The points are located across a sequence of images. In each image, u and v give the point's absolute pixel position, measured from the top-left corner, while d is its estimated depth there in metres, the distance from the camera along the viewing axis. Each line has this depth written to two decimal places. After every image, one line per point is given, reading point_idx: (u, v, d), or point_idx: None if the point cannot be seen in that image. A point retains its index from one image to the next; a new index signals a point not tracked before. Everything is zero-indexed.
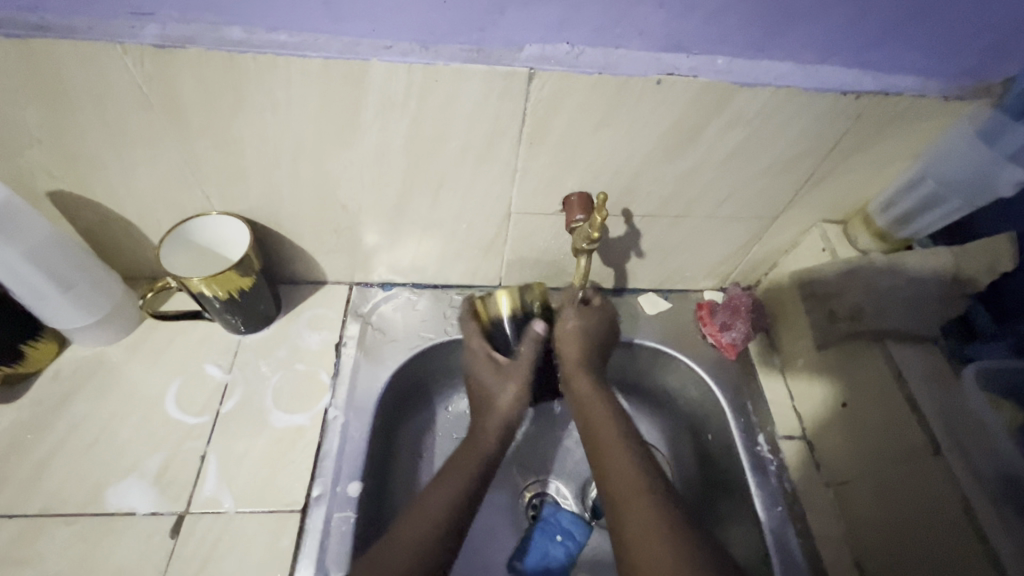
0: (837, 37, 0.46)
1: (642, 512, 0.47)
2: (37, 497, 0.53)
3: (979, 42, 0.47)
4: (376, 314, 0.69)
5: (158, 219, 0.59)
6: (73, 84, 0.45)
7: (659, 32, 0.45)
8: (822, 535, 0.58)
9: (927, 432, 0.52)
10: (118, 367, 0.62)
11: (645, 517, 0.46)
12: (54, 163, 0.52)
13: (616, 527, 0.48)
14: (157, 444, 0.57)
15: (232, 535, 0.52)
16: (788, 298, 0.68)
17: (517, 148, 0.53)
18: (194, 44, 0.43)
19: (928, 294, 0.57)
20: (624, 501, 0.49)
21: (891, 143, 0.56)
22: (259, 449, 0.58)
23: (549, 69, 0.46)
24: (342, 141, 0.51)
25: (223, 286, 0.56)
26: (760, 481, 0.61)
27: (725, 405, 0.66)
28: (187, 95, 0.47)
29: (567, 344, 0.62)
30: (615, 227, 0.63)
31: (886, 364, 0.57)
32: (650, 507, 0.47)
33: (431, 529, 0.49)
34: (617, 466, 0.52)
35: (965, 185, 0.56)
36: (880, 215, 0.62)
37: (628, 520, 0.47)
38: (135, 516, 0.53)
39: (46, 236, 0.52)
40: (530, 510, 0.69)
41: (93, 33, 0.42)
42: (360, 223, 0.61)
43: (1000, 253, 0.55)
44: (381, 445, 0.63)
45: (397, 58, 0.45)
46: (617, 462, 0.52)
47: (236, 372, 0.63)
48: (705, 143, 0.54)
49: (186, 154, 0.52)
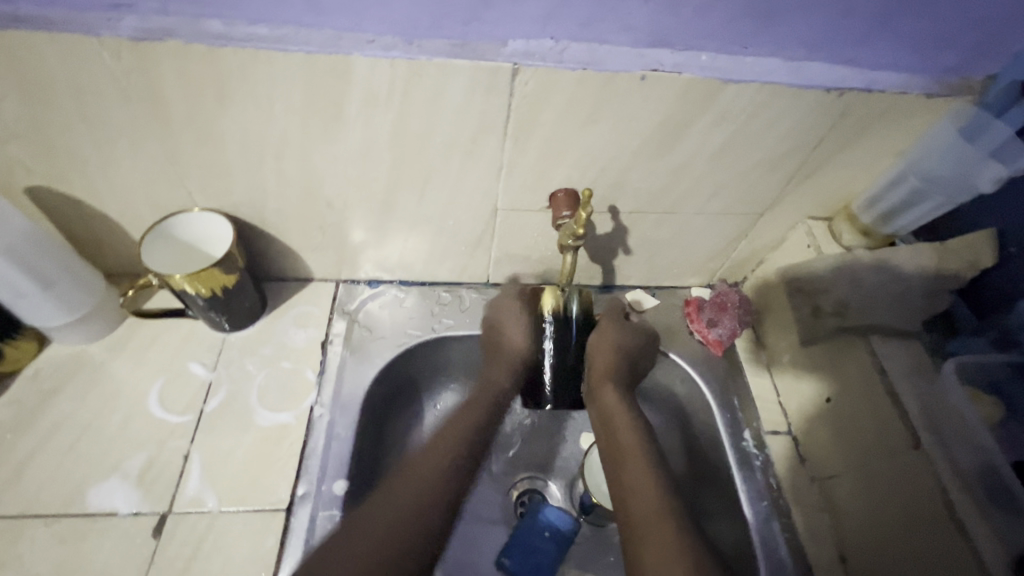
0: (821, 34, 0.47)
1: (655, 533, 0.47)
2: (16, 498, 0.52)
3: (961, 40, 0.48)
4: (363, 311, 0.69)
5: (140, 215, 0.58)
6: (50, 77, 0.44)
7: (644, 28, 0.45)
8: (808, 529, 0.58)
9: (908, 426, 0.53)
10: (100, 366, 0.61)
11: (662, 541, 0.46)
12: (32, 158, 0.51)
13: (632, 544, 0.47)
14: (140, 443, 0.56)
15: (216, 534, 0.52)
16: (773, 294, 0.69)
17: (502, 144, 0.53)
18: (173, 36, 0.42)
19: (911, 290, 0.58)
20: (644, 521, 0.48)
21: (876, 139, 0.56)
22: (243, 448, 0.57)
23: (534, 64, 0.46)
24: (326, 136, 0.51)
25: (206, 283, 0.56)
26: (746, 475, 0.62)
27: (712, 400, 0.67)
28: (168, 88, 0.46)
29: (601, 357, 0.62)
30: (602, 223, 0.63)
31: (870, 359, 0.57)
32: (667, 530, 0.47)
33: (416, 507, 0.49)
34: (637, 484, 0.51)
35: (948, 181, 0.57)
36: (863, 212, 0.63)
37: (646, 544, 0.46)
38: (117, 516, 0.52)
39: (24, 233, 0.51)
40: (518, 507, 0.69)
41: (69, 25, 0.41)
42: (346, 220, 0.61)
43: (981, 249, 0.56)
44: (368, 443, 0.63)
45: (380, 52, 0.44)
46: (635, 482, 0.51)
47: (221, 370, 0.62)
48: (691, 140, 0.54)
49: (167, 149, 0.51)
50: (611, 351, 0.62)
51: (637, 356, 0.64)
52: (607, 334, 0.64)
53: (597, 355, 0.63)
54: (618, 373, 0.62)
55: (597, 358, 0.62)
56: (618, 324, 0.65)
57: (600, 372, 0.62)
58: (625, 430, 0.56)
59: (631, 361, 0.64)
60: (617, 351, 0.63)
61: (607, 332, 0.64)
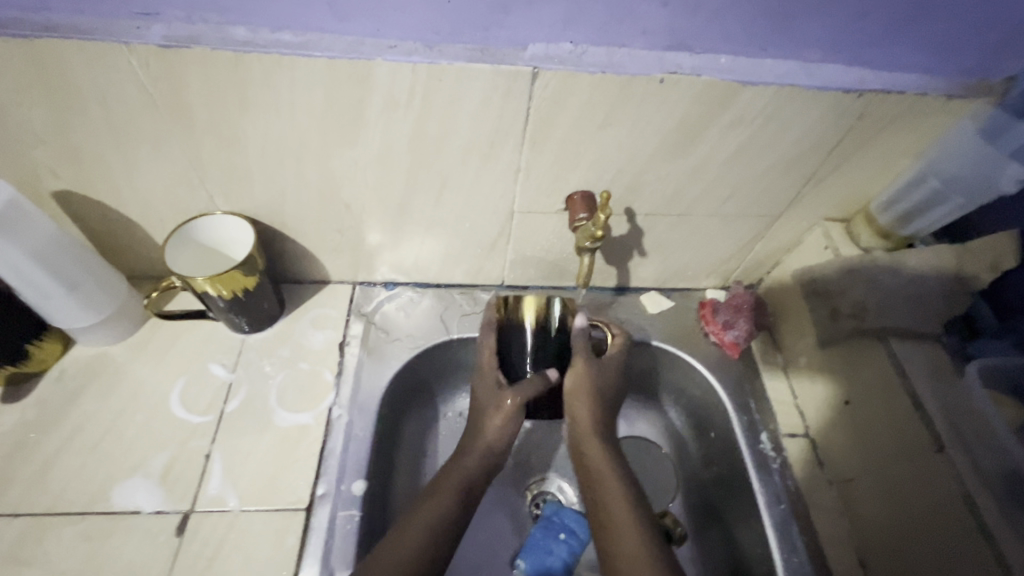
0: (839, 35, 0.47)
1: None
2: (44, 496, 0.53)
3: (984, 40, 0.48)
4: (379, 313, 0.70)
5: (162, 218, 0.59)
6: (80, 87, 0.45)
7: (660, 31, 0.45)
8: (826, 533, 0.58)
9: (931, 430, 0.52)
10: (123, 367, 0.62)
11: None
12: (58, 162, 0.52)
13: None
14: (162, 444, 0.57)
15: (236, 534, 0.52)
16: (791, 297, 0.68)
17: (520, 148, 0.53)
18: (198, 43, 0.43)
19: (931, 293, 0.58)
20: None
21: (892, 141, 0.56)
22: (263, 448, 0.58)
23: (553, 68, 0.46)
24: (346, 140, 0.51)
25: (227, 285, 0.57)
26: (764, 478, 0.61)
27: (728, 403, 0.66)
28: (192, 95, 0.47)
29: (578, 412, 0.58)
30: (618, 226, 0.64)
31: (889, 360, 0.57)
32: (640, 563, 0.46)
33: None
34: (614, 520, 0.50)
35: (966, 182, 0.57)
36: (881, 214, 0.62)
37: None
38: (140, 515, 0.53)
39: (51, 236, 0.52)
40: (533, 509, 0.69)
41: (99, 32, 0.42)
42: (364, 223, 0.61)
43: (1003, 251, 0.55)
44: (386, 445, 0.63)
45: (402, 57, 0.45)
46: (626, 545, 0.48)
47: (240, 371, 0.63)
48: (708, 142, 0.54)
49: (190, 155, 0.52)
50: (588, 374, 0.59)
51: (610, 383, 0.61)
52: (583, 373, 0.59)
53: (577, 403, 0.59)
54: (598, 418, 0.58)
55: (579, 406, 0.58)
56: (589, 360, 0.60)
57: (581, 408, 0.58)
58: (611, 483, 0.53)
59: (604, 399, 0.60)
60: (591, 392, 0.58)
61: (582, 360, 0.60)
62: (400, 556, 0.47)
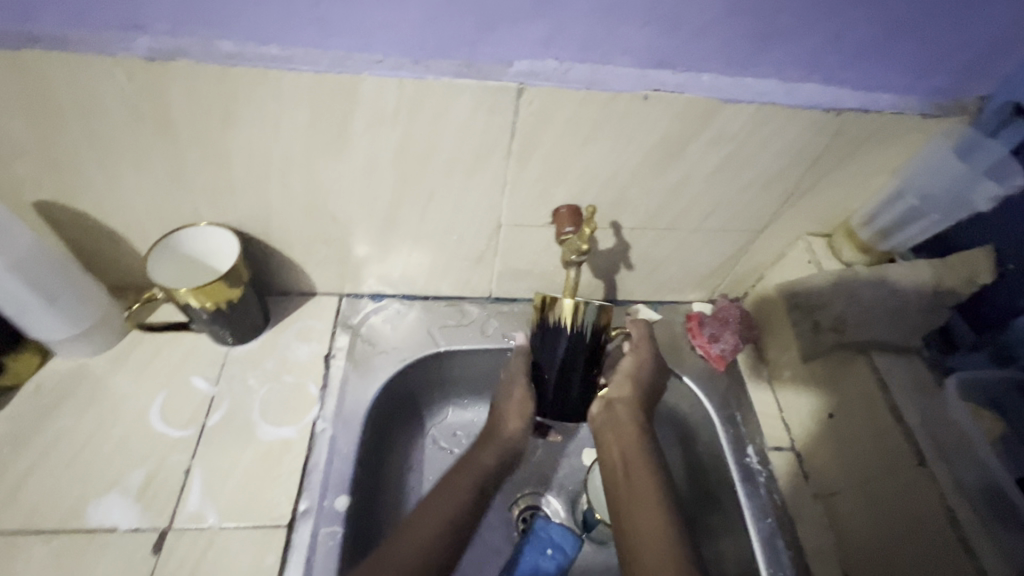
0: (817, 56, 0.48)
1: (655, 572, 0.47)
2: (15, 514, 0.52)
3: (957, 62, 0.49)
4: (365, 325, 0.69)
5: (145, 229, 0.59)
6: (62, 96, 0.45)
7: (644, 50, 0.46)
8: (812, 546, 0.58)
9: (912, 443, 0.53)
10: (102, 380, 0.61)
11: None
12: (39, 173, 0.51)
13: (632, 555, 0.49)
14: (140, 460, 0.56)
15: (215, 551, 0.51)
16: (773, 311, 0.69)
17: (506, 162, 0.53)
18: (185, 57, 0.43)
19: (911, 307, 0.59)
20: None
21: (871, 157, 0.57)
22: (245, 462, 0.57)
23: (538, 84, 0.47)
24: (333, 153, 0.52)
25: (210, 297, 0.56)
26: (749, 492, 0.61)
27: (714, 415, 0.66)
28: (178, 108, 0.47)
29: (623, 391, 0.59)
30: (604, 239, 0.64)
31: (872, 374, 0.58)
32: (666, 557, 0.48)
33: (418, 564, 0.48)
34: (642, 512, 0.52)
35: (944, 199, 0.59)
36: (862, 229, 0.64)
37: None
38: (116, 532, 0.52)
39: (30, 247, 0.51)
40: (520, 524, 0.68)
41: (83, 45, 0.42)
42: (350, 235, 0.61)
43: (979, 267, 0.57)
44: (370, 460, 0.62)
45: (388, 72, 0.45)
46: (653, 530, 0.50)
47: (223, 384, 0.62)
48: (692, 158, 0.55)
49: (175, 166, 0.52)
50: (642, 364, 0.61)
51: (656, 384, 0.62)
52: (636, 360, 0.61)
53: (627, 385, 0.59)
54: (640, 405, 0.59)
55: (624, 387, 0.59)
56: (646, 350, 0.61)
57: (628, 393, 0.59)
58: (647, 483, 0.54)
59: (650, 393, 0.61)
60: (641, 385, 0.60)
61: (641, 347, 0.62)
62: (427, 532, 0.50)
